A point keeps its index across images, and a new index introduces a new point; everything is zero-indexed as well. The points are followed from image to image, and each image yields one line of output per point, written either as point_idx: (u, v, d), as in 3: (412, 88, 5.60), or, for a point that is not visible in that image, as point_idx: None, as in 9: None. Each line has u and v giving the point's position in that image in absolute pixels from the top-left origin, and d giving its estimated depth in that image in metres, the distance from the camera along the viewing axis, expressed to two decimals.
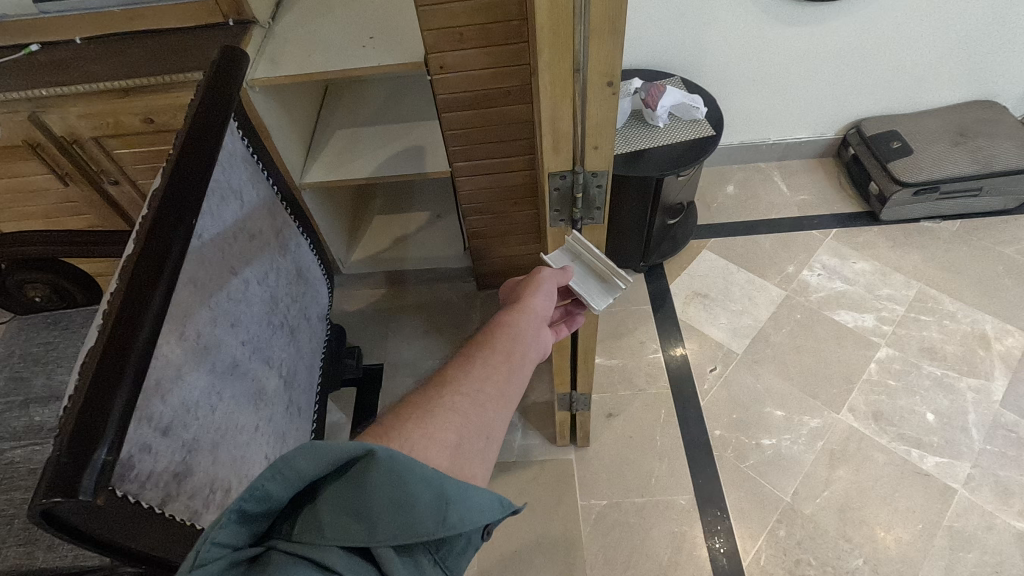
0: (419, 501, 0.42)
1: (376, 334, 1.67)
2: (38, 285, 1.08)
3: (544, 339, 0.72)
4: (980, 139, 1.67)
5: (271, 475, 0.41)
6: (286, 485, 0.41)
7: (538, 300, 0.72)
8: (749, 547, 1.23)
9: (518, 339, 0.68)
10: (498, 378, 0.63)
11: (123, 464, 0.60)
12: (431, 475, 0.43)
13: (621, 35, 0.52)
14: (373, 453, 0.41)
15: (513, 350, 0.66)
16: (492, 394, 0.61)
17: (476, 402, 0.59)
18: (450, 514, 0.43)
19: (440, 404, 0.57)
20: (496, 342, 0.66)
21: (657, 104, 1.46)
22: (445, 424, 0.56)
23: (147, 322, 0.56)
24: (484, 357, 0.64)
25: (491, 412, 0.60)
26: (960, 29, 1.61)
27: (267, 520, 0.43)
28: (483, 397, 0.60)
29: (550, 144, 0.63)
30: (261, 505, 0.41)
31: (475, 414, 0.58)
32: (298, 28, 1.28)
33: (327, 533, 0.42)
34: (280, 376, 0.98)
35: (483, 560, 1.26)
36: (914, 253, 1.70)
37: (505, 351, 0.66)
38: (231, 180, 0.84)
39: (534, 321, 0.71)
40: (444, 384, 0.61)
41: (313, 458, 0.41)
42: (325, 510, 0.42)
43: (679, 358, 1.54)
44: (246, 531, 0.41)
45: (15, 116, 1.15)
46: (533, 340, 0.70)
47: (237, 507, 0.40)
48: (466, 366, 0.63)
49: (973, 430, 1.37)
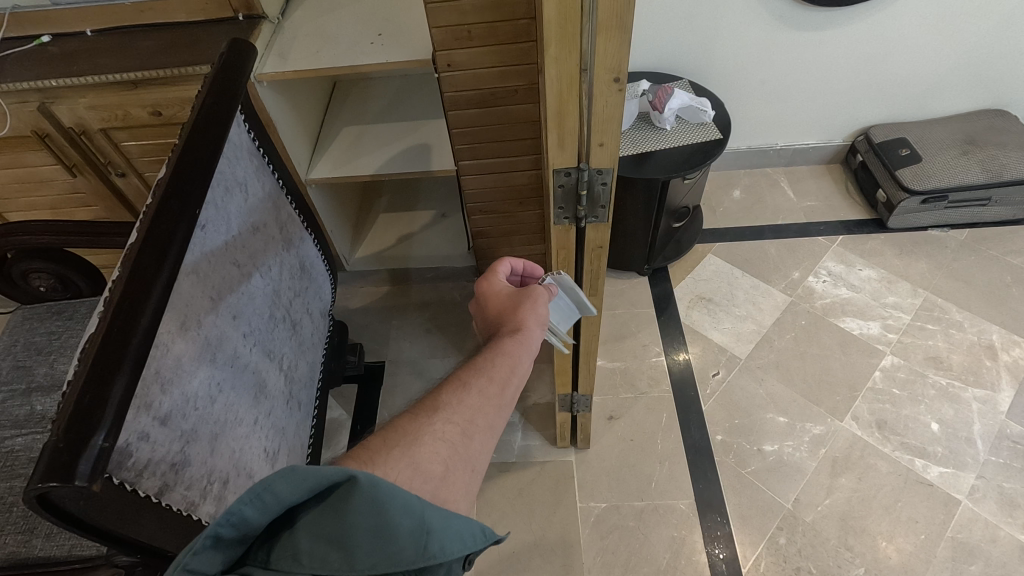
0: (401, 528, 0.42)
1: (379, 332, 1.67)
2: (44, 276, 1.10)
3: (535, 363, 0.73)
4: (990, 148, 1.66)
5: (249, 499, 0.40)
6: (264, 512, 0.40)
7: (537, 330, 0.71)
8: (749, 554, 1.22)
9: (515, 370, 0.67)
10: (490, 409, 0.63)
11: (120, 451, 0.59)
12: (414, 502, 0.43)
13: (628, 32, 0.52)
14: (354, 479, 0.41)
15: (509, 379, 0.66)
16: (481, 425, 0.61)
17: (464, 432, 0.59)
18: (431, 543, 0.43)
19: (427, 432, 0.57)
20: (494, 369, 0.65)
21: (665, 106, 1.44)
22: (432, 454, 0.56)
23: (148, 310, 0.56)
24: (480, 387, 0.63)
25: (478, 444, 0.60)
26: (973, 34, 1.60)
27: (244, 546, 0.42)
28: (473, 428, 0.60)
29: (555, 140, 0.62)
30: (238, 530, 0.40)
31: (462, 445, 0.59)
32: (308, 23, 1.29)
33: (305, 562, 0.41)
34: (281, 370, 0.97)
35: (480, 560, 1.25)
36: (921, 262, 1.68)
37: (500, 382, 0.65)
38: (236, 172, 0.84)
39: (533, 350, 0.70)
40: (434, 409, 0.60)
41: (293, 484, 0.41)
42: (304, 537, 0.42)
43: (681, 363, 1.53)
44: (222, 558, 0.40)
45: (24, 106, 1.16)
46: (528, 370, 0.70)
47: (212, 533, 0.39)
48: (459, 393, 0.62)
49: (978, 441, 1.35)
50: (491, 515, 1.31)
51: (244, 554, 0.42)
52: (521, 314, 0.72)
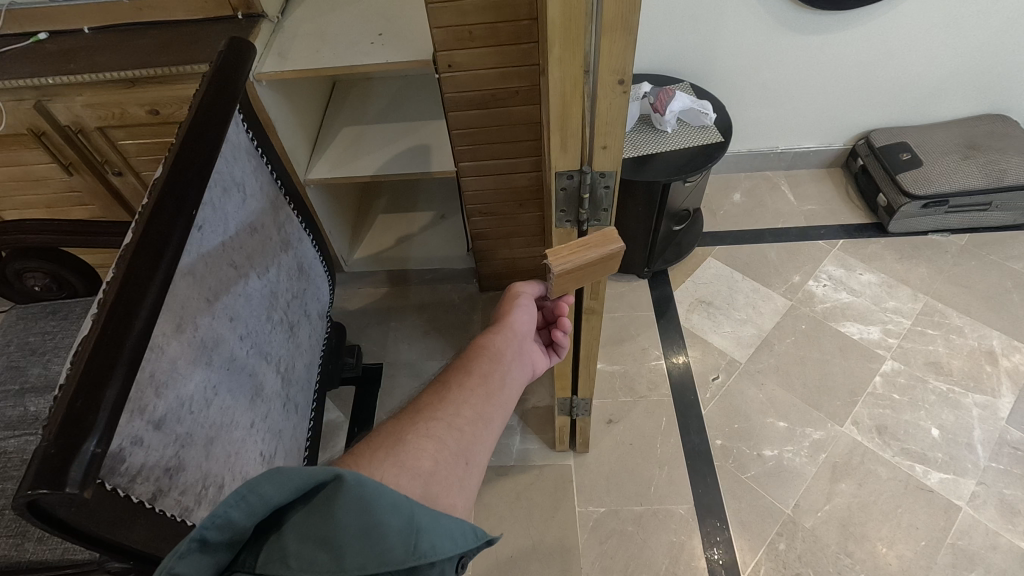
0: (389, 526, 0.41)
1: (377, 333, 1.66)
2: (38, 275, 1.09)
3: (525, 355, 0.73)
4: (991, 153, 1.66)
5: (235, 501, 0.39)
6: (250, 514, 0.39)
7: (518, 314, 0.74)
8: (748, 559, 1.22)
9: (496, 358, 0.68)
10: (476, 400, 0.62)
11: (113, 457, 0.58)
12: (401, 501, 0.42)
13: (634, 33, 0.51)
14: (340, 477, 0.40)
15: (492, 370, 0.66)
16: (469, 416, 0.61)
17: (452, 426, 0.59)
18: (421, 542, 0.42)
19: (412, 431, 0.57)
20: (473, 364, 0.66)
21: (665, 109, 1.44)
22: (419, 451, 0.55)
23: (143, 312, 0.55)
24: (461, 381, 0.64)
25: (470, 437, 0.59)
26: (974, 40, 1.60)
27: (230, 552, 0.40)
28: (460, 421, 0.60)
29: (558, 142, 0.62)
30: (224, 534, 0.39)
31: (451, 439, 0.58)
32: (309, 22, 1.28)
33: (293, 565, 0.39)
34: (278, 372, 0.96)
35: (478, 565, 1.24)
36: (921, 267, 1.68)
37: (482, 374, 0.65)
38: (234, 172, 0.83)
39: (515, 337, 0.72)
40: (417, 410, 0.60)
41: (279, 483, 0.40)
42: (291, 540, 0.40)
43: (681, 366, 1.52)
44: (208, 564, 0.39)
45: (21, 104, 1.15)
46: (514, 357, 0.70)
47: (196, 536, 0.38)
48: (442, 391, 0.62)
49: (979, 447, 1.35)
50: (489, 518, 1.30)
51: (230, 562, 0.40)
52: (497, 312, 0.75)
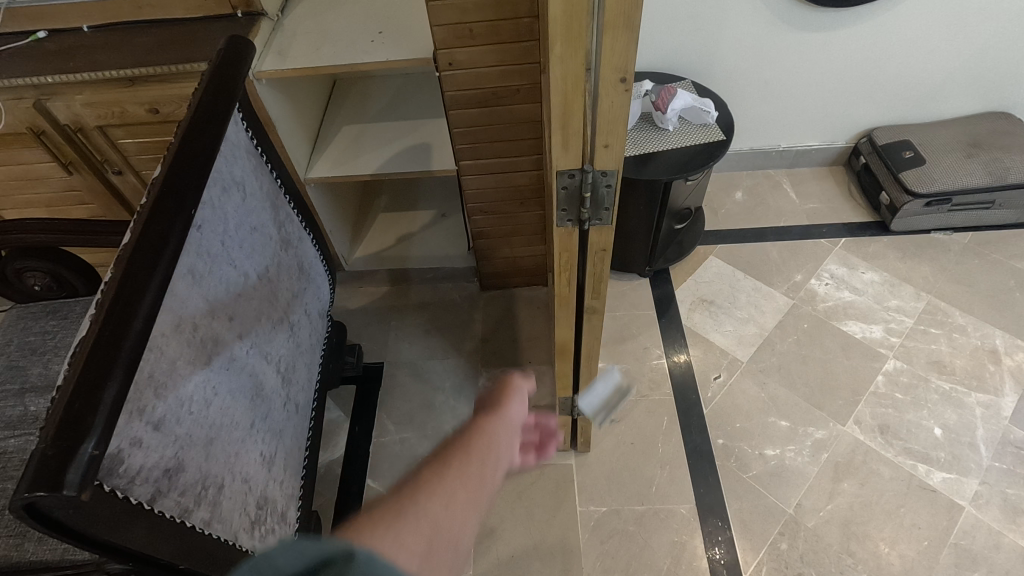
0: None
1: (377, 332, 1.65)
2: (38, 274, 1.09)
3: (512, 447, 0.74)
4: (994, 151, 1.65)
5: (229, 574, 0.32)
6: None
7: (511, 406, 0.76)
8: (750, 559, 1.21)
9: (490, 446, 0.69)
10: (469, 484, 0.63)
11: (111, 458, 0.57)
12: None
13: (636, 31, 0.51)
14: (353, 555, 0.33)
15: (486, 458, 0.67)
16: (462, 497, 0.61)
17: (447, 506, 0.59)
18: None
19: (409, 506, 0.56)
20: (469, 446, 0.67)
21: (667, 107, 1.44)
22: (415, 528, 0.54)
23: (141, 312, 0.55)
24: (456, 462, 0.64)
25: (462, 519, 0.59)
26: (978, 37, 1.59)
27: None
28: (454, 500, 0.60)
29: (559, 140, 0.61)
30: None
31: (446, 519, 0.58)
32: (308, 20, 1.27)
33: None
34: (278, 372, 0.96)
35: (480, 564, 1.24)
36: (924, 265, 1.67)
37: (477, 459, 0.66)
38: (233, 171, 0.82)
39: (508, 429, 0.73)
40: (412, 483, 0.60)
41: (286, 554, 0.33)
42: None
43: (682, 365, 1.51)
44: None
45: (20, 102, 1.15)
46: (504, 449, 0.71)
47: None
48: (439, 470, 0.63)
49: (981, 446, 1.34)
50: (490, 518, 1.30)
51: None
52: (492, 399, 0.77)
